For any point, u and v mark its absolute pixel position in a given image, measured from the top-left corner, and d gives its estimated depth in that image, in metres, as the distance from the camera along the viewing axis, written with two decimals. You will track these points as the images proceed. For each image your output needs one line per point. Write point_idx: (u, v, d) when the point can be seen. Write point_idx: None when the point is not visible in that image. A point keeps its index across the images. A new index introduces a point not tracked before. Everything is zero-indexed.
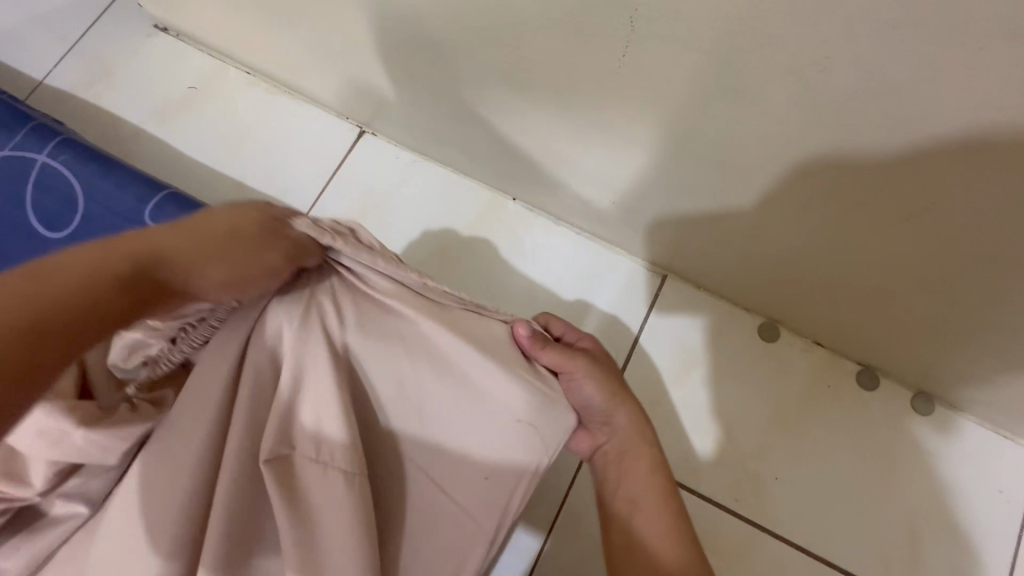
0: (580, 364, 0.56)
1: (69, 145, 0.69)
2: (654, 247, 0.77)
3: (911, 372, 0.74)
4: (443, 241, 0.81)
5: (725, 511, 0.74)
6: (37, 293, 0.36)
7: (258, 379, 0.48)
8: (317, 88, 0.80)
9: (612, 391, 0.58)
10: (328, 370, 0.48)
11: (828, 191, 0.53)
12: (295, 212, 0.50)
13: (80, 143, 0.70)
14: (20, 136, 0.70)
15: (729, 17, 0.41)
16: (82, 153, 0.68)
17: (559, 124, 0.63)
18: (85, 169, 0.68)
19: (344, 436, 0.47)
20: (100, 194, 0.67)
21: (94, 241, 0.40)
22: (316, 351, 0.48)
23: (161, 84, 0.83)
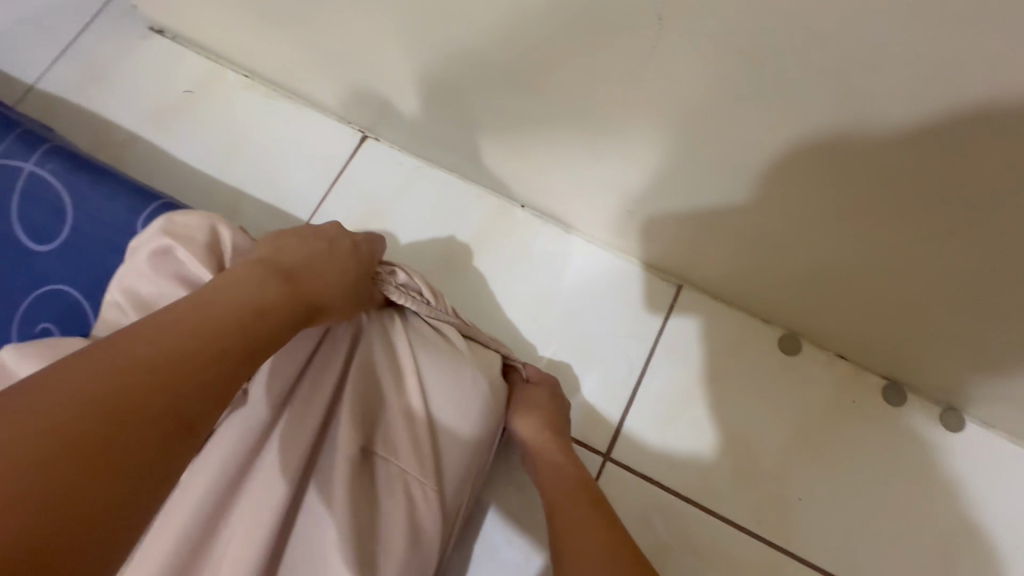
0: (539, 403, 0.66)
1: (89, 168, 0.74)
2: (670, 254, 0.76)
3: (942, 387, 0.71)
4: (449, 248, 0.82)
5: (746, 534, 0.72)
6: (220, 343, 0.43)
7: (358, 402, 0.59)
8: (321, 95, 0.84)
9: (548, 421, 0.66)
10: (402, 398, 0.60)
11: (856, 199, 0.53)
12: (387, 269, 0.65)
13: (100, 166, 0.75)
14: (39, 160, 0.75)
15: (765, 17, 0.40)
16: (122, 188, 0.73)
17: (571, 131, 0.64)
18: (122, 204, 0.73)
19: (421, 451, 0.59)
20: (107, 214, 0.72)
21: (265, 293, 0.49)
22: (393, 386, 0.61)
23: (161, 89, 0.89)
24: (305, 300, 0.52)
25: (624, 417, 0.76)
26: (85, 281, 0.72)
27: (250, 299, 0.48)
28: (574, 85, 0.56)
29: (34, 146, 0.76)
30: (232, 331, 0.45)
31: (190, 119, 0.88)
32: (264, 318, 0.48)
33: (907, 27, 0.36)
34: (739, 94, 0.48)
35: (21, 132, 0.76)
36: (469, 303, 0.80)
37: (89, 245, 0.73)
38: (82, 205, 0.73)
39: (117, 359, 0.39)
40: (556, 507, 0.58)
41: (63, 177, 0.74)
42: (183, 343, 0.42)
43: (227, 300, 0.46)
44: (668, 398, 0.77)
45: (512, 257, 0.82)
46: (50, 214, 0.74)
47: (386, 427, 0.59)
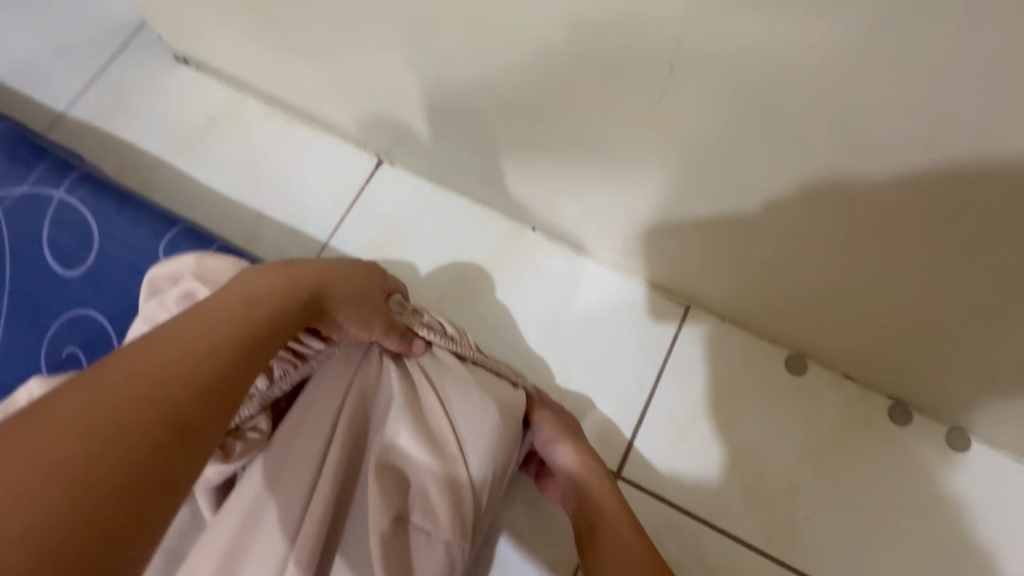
0: (575, 445, 0.66)
1: (115, 194, 0.77)
2: (678, 274, 0.78)
3: (949, 406, 0.72)
4: (462, 270, 0.85)
5: (756, 553, 0.73)
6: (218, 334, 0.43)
7: (383, 453, 0.58)
8: (338, 122, 0.87)
9: (584, 465, 0.65)
10: (429, 448, 0.59)
11: (861, 225, 0.55)
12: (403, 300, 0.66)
13: (126, 192, 0.78)
14: (68, 187, 0.78)
15: (772, 61, 0.43)
16: (146, 214, 0.76)
17: (583, 160, 0.66)
18: (146, 230, 0.75)
19: (450, 509, 0.58)
20: (132, 239, 0.75)
21: (255, 286, 0.50)
22: (416, 434, 0.59)
23: (185, 116, 0.93)
24: (297, 288, 0.51)
25: (634, 436, 0.78)
26: (111, 305, 0.75)
27: (237, 293, 0.48)
28: (588, 117, 0.59)
29: (64, 173, 0.79)
30: (222, 325, 0.44)
31: (212, 145, 0.92)
32: (253, 308, 0.47)
33: (909, 65, 0.39)
34: (748, 126, 0.50)
35: (53, 160, 0.80)
36: (481, 324, 0.82)
37: (115, 270, 0.75)
38: (109, 231, 0.76)
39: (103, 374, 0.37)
40: (599, 526, 0.62)
41: (91, 203, 0.77)
42: (175, 346, 0.41)
43: (214, 302, 0.47)
44: (677, 417, 0.78)
45: (523, 279, 0.84)
46: (78, 239, 0.76)
47: (420, 489, 0.59)
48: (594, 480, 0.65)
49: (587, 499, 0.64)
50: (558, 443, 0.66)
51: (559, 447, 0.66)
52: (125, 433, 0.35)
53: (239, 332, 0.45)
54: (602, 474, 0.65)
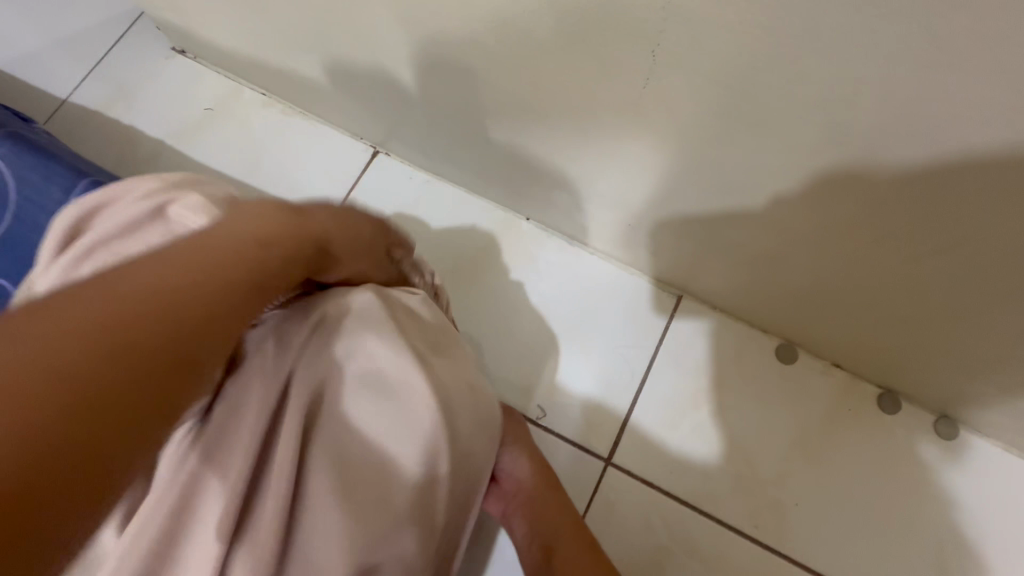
0: (527, 452, 0.68)
1: (46, 156, 0.78)
2: (670, 263, 0.78)
3: (936, 395, 0.73)
4: (456, 260, 0.86)
5: (743, 537, 0.74)
6: (210, 265, 0.36)
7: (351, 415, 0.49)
8: (334, 113, 0.88)
9: (535, 471, 0.67)
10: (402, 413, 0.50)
11: (847, 212, 0.55)
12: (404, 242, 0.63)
13: (57, 155, 0.78)
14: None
15: (753, 48, 0.44)
16: (76, 177, 0.77)
17: (575, 152, 0.67)
18: (70, 189, 0.76)
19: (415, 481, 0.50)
20: (59, 202, 0.76)
21: (267, 218, 0.42)
22: (385, 394, 0.50)
23: (182, 106, 0.94)
24: (309, 235, 0.45)
25: (625, 425, 0.79)
26: (25, 261, 0.76)
27: (240, 224, 0.40)
28: (578, 106, 0.60)
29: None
30: (226, 265, 0.37)
31: (210, 135, 0.92)
32: (266, 252, 0.40)
33: (884, 54, 0.40)
34: (733, 115, 0.51)
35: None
36: (476, 314, 0.83)
37: (32, 229, 0.76)
38: (35, 193, 0.77)
39: (46, 313, 0.29)
40: (555, 546, 0.62)
41: (12, 160, 0.78)
42: (163, 271, 0.34)
43: (220, 233, 0.38)
44: (669, 406, 0.79)
45: (517, 269, 0.85)
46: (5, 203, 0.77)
47: (377, 469, 0.49)
48: (550, 495, 0.66)
49: (542, 518, 0.64)
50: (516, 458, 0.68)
51: (514, 450, 0.68)
52: (75, 375, 0.28)
53: (239, 263, 0.37)
54: (560, 494, 0.67)
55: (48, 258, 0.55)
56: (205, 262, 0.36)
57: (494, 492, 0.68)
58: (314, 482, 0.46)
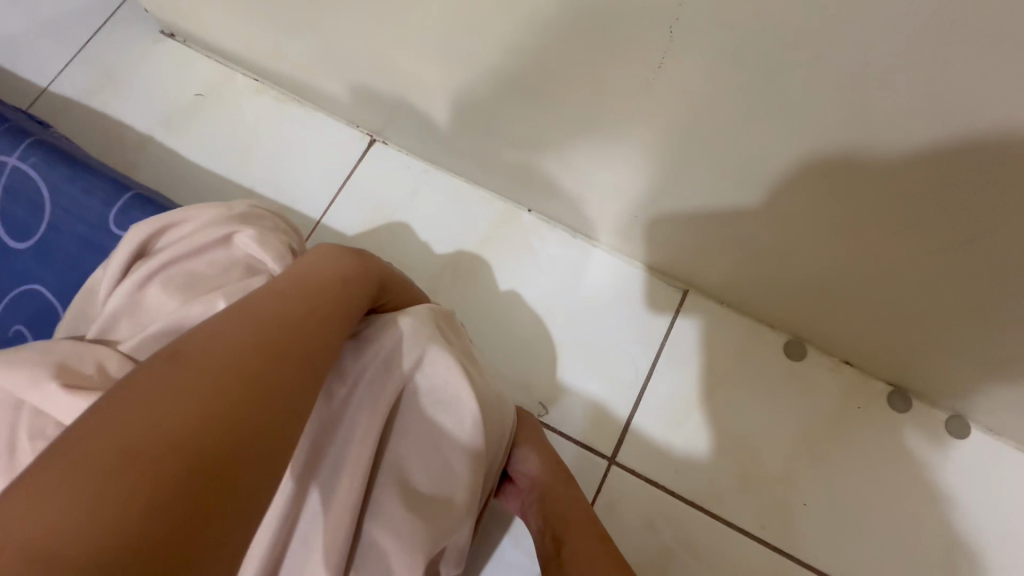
0: (543, 444, 0.67)
1: (70, 161, 0.75)
2: (677, 258, 0.76)
3: (948, 393, 0.71)
4: (456, 253, 0.83)
5: (749, 538, 0.72)
6: (301, 309, 0.41)
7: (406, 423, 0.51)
8: (328, 100, 0.85)
9: (553, 461, 0.66)
10: (449, 419, 0.51)
11: (865, 206, 0.53)
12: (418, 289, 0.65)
13: (81, 160, 0.75)
14: (21, 152, 0.75)
15: (775, 29, 0.41)
16: (101, 183, 0.74)
17: (580, 141, 0.65)
18: (98, 196, 0.73)
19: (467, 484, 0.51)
20: (86, 209, 0.73)
21: (335, 266, 0.47)
22: (440, 402, 0.51)
23: (172, 92, 0.90)
24: (368, 276, 0.50)
25: (628, 422, 0.77)
26: (55, 269, 0.73)
27: (317, 272, 0.46)
28: (584, 92, 0.57)
29: (18, 140, 0.76)
30: (319, 296, 0.43)
31: (201, 123, 0.89)
32: (348, 289, 0.46)
33: (918, 32, 0.36)
34: (749, 102, 0.48)
35: (10, 126, 0.77)
36: (476, 309, 0.81)
37: (58, 235, 0.73)
38: (61, 199, 0.74)
39: (179, 361, 0.34)
40: (565, 537, 0.60)
41: (44, 169, 0.75)
42: (264, 315, 0.39)
43: (309, 279, 0.45)
44: (674, 404, 0.77)
45: (519, 262, 0.82)
46: (31, 210, 0.74)
47: (435, 472, 0.51)
48: (561, 486, 0.64)
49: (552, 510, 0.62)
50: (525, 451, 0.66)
51: (539, 443, 0.67)
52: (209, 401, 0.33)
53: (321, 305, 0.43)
54: (569, 484, 0.65)
55: (113, 276, 0.55)
56: (300, 305, 0.41)
57: (513, 489, 0.68)
58: (386, 497, 0.49)
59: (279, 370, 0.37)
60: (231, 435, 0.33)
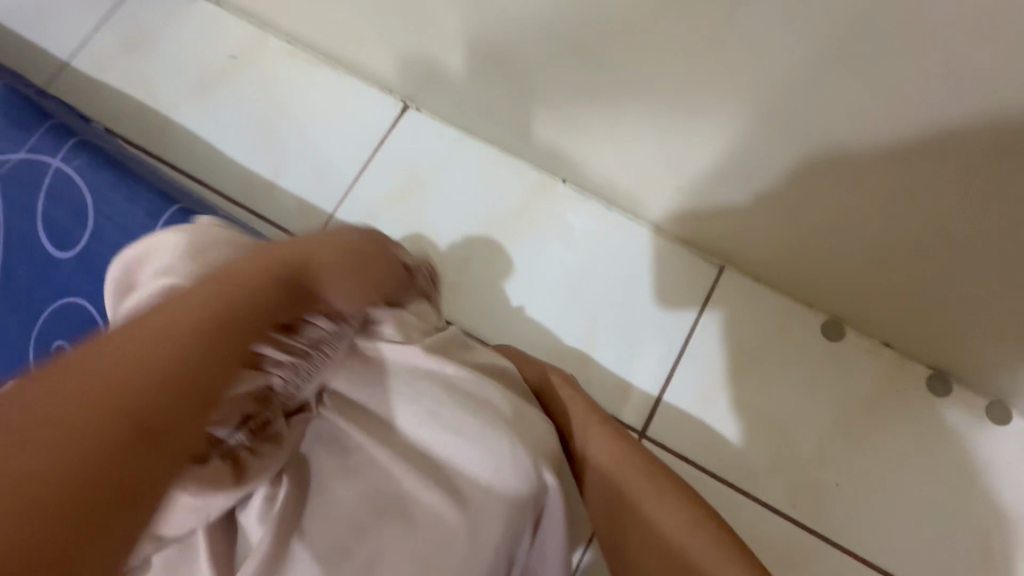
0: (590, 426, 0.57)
1: (114, 166, 0.73)
2: (715, 231, 0.74)
3: (993, 379, 0.69)
4: (489, 222, 0.82)
5: (780, 517, 0.72)
6: (163, 341, 0.36)
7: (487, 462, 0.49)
8: (361, 62, 0.84)
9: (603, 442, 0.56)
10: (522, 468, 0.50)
11: (925, 178, 0.51)
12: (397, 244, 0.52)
13: (126, 166, 0.73)
14: (64, 152, 0.73)
15: None
16: (145, 191, 0.71)
17: (630, 104, 0.63)
18: (143, 206, 0.71)
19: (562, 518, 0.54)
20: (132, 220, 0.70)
21: (231, 273, 0.40)
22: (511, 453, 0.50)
23: (204, 54, 0.90)
24: (283, 267, 0.42)
25: (659, 398, 0.76)
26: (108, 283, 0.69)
27: (207, 284, 0.39)
28: (640, 45, 0.54)
29: (62, 140, 0.74)
30: (193, 319, 0.37)
31: (232, 85, 0.88)
32: (249, 303, 0.39)
33: None
34: (819, 57, 0.45)
35: (52, 125, 0.75)
36: (507, 279, 0.80)
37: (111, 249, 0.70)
38: (106, 207, 0.71)
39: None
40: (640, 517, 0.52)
41: (87, 174, 0.72)
42: (109, 359, 0.34)
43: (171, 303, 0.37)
44: (706, 381, 0.76)
45: (551, 234, 0.81)
46: (75, 217, 0.71)
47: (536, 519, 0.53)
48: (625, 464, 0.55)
49: (596, 454, 0.56)
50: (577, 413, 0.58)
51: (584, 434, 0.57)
52: (32, 474, 0.30)
53: (190, 327, 0.37)
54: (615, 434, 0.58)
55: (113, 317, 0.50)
56: (163, 335, 0.36)
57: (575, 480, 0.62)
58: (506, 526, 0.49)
59: (118, 425, 0.33)
60: (54, 507, 0.30)
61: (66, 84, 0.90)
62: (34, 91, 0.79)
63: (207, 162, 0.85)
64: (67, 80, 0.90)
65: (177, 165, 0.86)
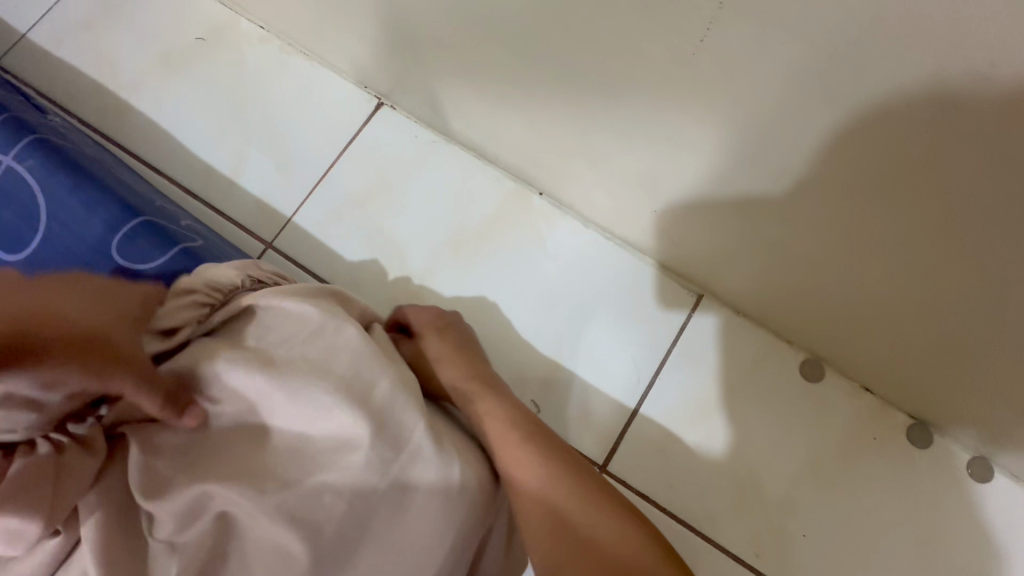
0: (471, 386, 0.61)
1: (71, 167, 0.66)
2: (694, 257, 0.70)
3: (976, 433, 0.65)
4: (458, 232, 0.78)
5: (741, 565, 0.68)
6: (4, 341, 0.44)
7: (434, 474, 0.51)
8: (335, 54, 0.79)
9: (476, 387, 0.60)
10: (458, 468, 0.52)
11: (917, 221, 0.46)
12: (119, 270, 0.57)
13: (84, 167, 0.67)
14: (13, 148, 0.66)
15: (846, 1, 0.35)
16: (106, 199, 0.65)
17: (607, 118, 0.58)
18: (102, 217, 0.64)
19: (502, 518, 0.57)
20: (81, 228, 0.64)
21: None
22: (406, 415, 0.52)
23: (171, 34, 0.85)
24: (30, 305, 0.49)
25: (625, 429, 0.72)
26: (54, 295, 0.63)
27: None
28: (620, 57, 0.50)
29: (17, 136, 0.66)
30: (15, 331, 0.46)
31: (198, 68, 0.83)
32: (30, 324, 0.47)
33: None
34: (811, 80, 0.41)
35: (6, 118, 0.67)
36: (474, 294, 0.76)
37: (61, 260, 0.63)
38: (56, 213, 0.64)
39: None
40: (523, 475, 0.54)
41: (43, 177, 0.65)
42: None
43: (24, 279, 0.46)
44: (676, 415, 0.72)
45: (524, 250, 0.77)
46: (22, 219, 0.64)
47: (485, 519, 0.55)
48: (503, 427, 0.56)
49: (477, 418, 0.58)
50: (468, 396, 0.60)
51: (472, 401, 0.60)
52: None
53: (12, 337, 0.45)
54: (498, 384, 0.61)
55: None
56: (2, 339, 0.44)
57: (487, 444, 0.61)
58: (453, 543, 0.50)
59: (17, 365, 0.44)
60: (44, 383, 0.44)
61: (24, 56, 0.85)
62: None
63: (167, 149, 0.81)
64: (24, 53, 0.85)
65: (135, 152, 0.81)
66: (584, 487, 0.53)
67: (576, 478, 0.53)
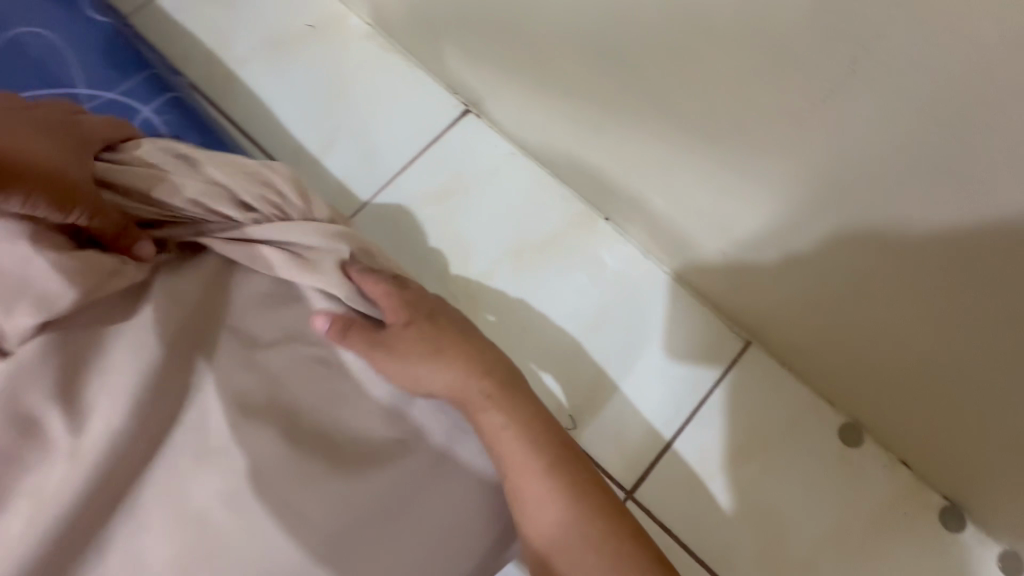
0: (496, 396, 0.54)
1: (200, 129, 0.71)
2: (749, 304, 0.72)
3: (1012, 529, 0.64)
4: (522, 242, 0.80)
5: None
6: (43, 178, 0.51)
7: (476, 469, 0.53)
8: (434, 59, 0.84)
9: (500, 398, 0.54)
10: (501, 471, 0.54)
11: (986, 309, 0.47)
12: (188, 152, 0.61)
13: (212, 131, 0.72)
14: (154, 103, 0.71)
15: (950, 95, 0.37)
16: None
17: (692, 159, 0.61)
18: None
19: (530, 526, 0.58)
20: None
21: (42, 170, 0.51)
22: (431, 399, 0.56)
23: (283, 17, 0.91)
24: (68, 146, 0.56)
25: (654, 461, 0.73)
26: None
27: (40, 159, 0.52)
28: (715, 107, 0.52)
29: (156, 92, 0.72)
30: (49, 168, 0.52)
31: (302, 53, 0.89)
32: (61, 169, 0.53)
33: None
34: (906, 165, 0.43)
35: (148, 75, 0.73)
36: (526, 304, 0.78)
37: None
38: None
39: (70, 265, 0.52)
40: (548, 513, 0.51)
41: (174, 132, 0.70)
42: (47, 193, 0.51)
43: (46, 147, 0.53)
44: (705, 455, 0.73)
45: (581, 269, 0.79)
46: None
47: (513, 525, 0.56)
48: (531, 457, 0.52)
49: (499, 444, 0.53)
50: (492, 413, 0.53)
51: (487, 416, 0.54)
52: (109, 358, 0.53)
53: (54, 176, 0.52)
54: (519, 396, 0.55)
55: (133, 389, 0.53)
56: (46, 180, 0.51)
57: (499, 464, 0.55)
58: None
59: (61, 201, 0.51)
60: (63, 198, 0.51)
61: (149, 17, 0.92)
62: (132, 35, 0.77)
63: (261, 122, 0.86)
64: (149, 14, 0.92)
65: (233, 119, 0.86)
66: (612, 532, 0.51)
67: (605, 521, 0.51)
